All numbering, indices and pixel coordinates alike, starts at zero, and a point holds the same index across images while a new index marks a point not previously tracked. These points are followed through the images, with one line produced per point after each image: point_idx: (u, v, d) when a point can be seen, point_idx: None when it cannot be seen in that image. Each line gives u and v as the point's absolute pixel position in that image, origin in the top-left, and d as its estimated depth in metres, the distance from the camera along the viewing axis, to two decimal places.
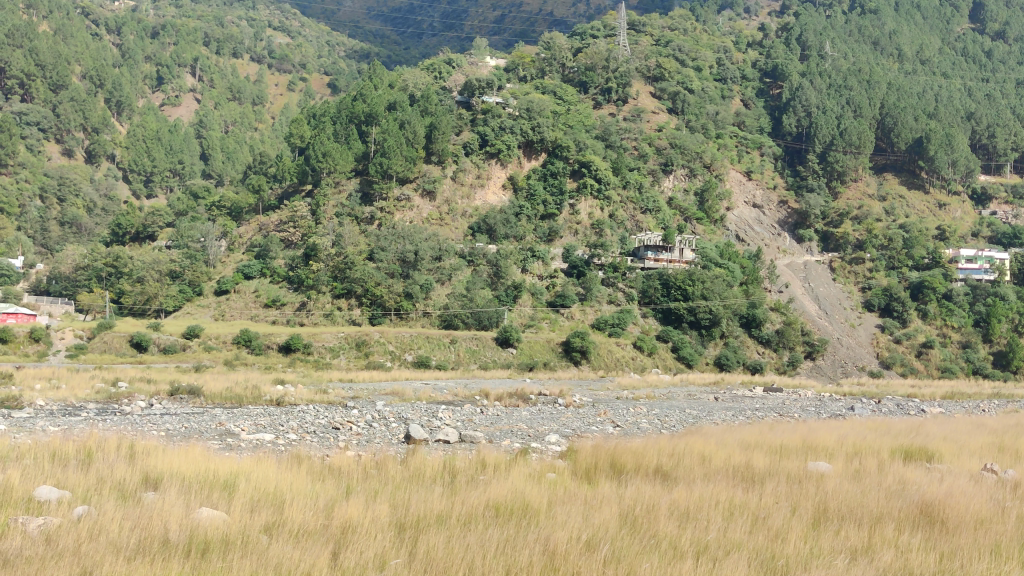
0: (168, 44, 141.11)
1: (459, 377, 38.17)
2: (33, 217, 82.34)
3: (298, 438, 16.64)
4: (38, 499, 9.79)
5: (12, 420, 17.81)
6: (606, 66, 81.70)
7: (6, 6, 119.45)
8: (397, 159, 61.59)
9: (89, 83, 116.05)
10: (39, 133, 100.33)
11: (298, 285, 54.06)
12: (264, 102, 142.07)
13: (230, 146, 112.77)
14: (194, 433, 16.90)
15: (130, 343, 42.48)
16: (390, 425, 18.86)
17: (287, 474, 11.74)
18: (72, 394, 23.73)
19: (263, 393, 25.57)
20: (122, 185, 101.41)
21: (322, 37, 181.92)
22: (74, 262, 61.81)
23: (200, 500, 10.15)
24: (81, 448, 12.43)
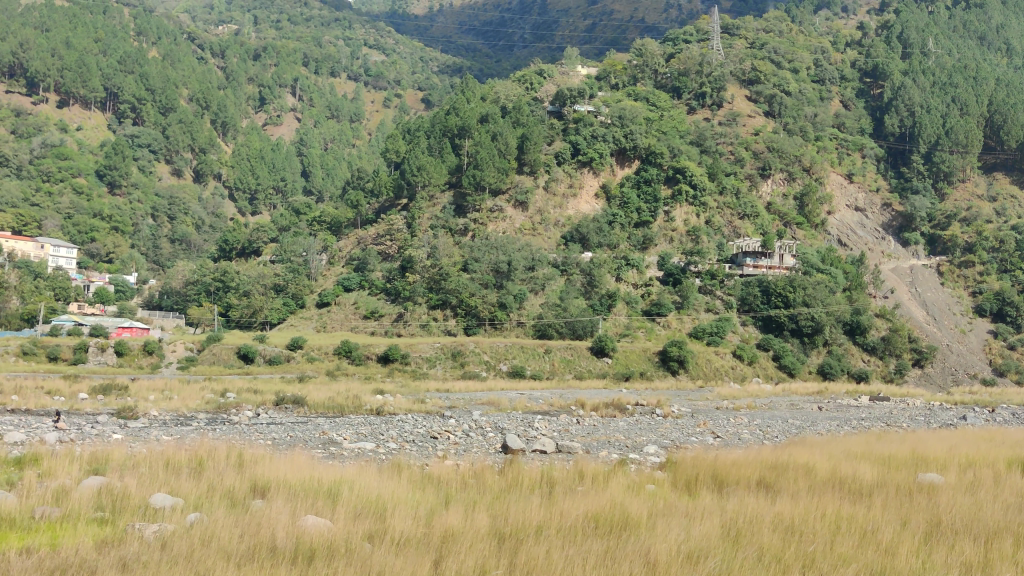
0: (270, 65, 145.83)
1: (555, 386, 38.05)
2: (146, 235, 86.63)
3: (398, 447, 16.89)
4: (155, 506, 10.20)
5: (129, 430, 18.60)
6: (700, 70, 80.69)
7: (119, 33, 125.84)
8: (490, 171, 62.15)
9: (196, 106, 120.67)
10: (150, 154, 104.98)
11: (395, 296, 55.01)
12: (361, 119, 145.26)
13: (330, 163, 115.66)
14: (299, 441, 17.37)
15: (237, 355, 43.92)
16: (488, 435, 18.93)
17: (390, 483, 11.90)
18: (184, 404, 24.65)
19: (364, 402, 26.10)
20: (229, 203, 105.13)
21: (416, 53, 185.05)
22: (185, 277, 64.24)
23: (304, 508, 10.36)
24: (193, 458, 12.87)
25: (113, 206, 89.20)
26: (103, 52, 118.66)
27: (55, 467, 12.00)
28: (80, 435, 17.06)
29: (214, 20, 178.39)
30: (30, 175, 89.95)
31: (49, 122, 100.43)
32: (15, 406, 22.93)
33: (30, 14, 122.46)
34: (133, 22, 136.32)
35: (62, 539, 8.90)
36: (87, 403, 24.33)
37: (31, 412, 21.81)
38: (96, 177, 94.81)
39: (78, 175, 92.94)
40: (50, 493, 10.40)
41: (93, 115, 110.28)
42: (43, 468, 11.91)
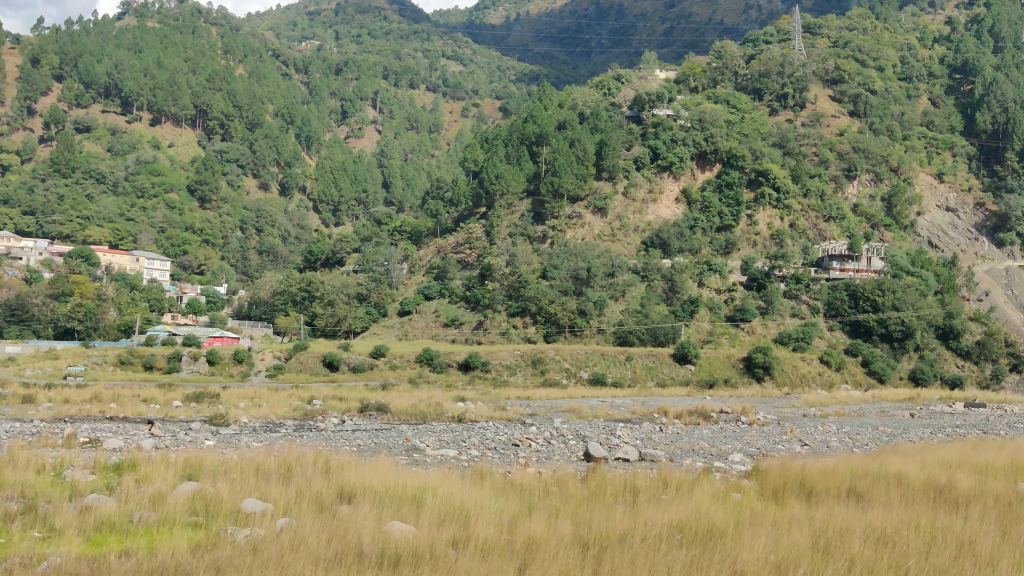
0: (352, 79, 148.88)
1: (637, 394, 37.68)
2: (234, 247, 88.90)
3: (480, 453, 16.99)
4: (246, 511, 10.45)
5: (221, 436, 19.15)
6: (781, 71, 79.11)
7: (207, 52, 129.80)
8: (568, 178, 62.11)
9: (281, 120, 123.66)
10: (238, 169, 107.91)
11: (475, 304, 55.35)
12: (440, 129, 146.78)
13: (409, 174, 117.04)
14: (383, 448, 17.61)
15: (323, 363, 44.78)
16: (569, 443, 18.89)
17: (474, 489, 11.97)
18: (273, 412, 25.17)
19: (446, 409, 26.29)
20: (313, 215, 107.36)
21: (493, 62, 186.13)
22: (272, 288, 65.75)
23: (390, 514, 10.49)
24: (281, 463, 13.17)
25: (203, 219, 92.08)
26: (192, 71, 122.47)
27: (151, 472, 12.41)
28: (175, 441, 17.66)
29: (297, 37, 182.73)
30: (126, 191, 93.39)
31: (143, 140, 104.14)
32: (112, 414, 23.81)
33: (124, 36, 127.34)
34: (220, 40, 140.37)
35: (159, 542, 9.21)
36: (180, 411, 25.11)
37: (128, 419, 22.67)
38: (187, 192, 97.79)
39: (170, 190, 96.06)
40: (146, 497, 10.76)
41: (184, 133, 113.88)
42: (140, 474, 12.34)
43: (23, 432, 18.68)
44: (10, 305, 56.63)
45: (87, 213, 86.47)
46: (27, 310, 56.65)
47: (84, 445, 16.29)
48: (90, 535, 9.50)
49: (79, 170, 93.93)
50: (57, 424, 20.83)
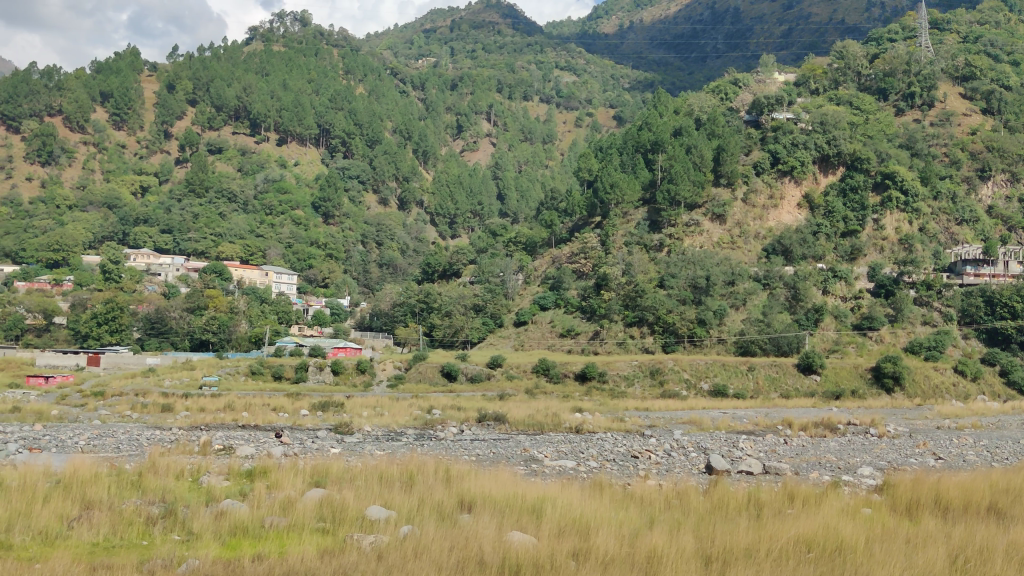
0: (467, 93, 151.28)
1: (760, 406, 36.68)
2: (356, 260, 91.43)
3: (598, 465, 16.90)
4: (372, 518, 10.71)
5: (347, 444, 19.79)
6: (907, 69, 76.11)
7: (330, 73, 134.23)
8: (685, 185, 61.47)
9: (400, 137, 126.52)
10: (359, 185, 110.59)
11: (591, 314, 55.14)
12: (554, 140, 147.51)
13: (524, 185, 118.10)
14: (502, 458, 17.76)
15: (441, 373, 45.42)
16: (690, 455, 18.56)
17: (594, 501, 11.93)
18: (394, 420, 25.73)
19: (564, 420, 26.29)
20: (430, 228, 109.57)
21: (607, 71, 185.50)
22: (392, 299, 67.05)
23: (510, 523, 10.58)
24: (404, 471, 13.45)
25: (327, 234, 95.13)
26: (315, 92, 126.62)
27: (281, 478, 12.89)
28: (302, 449, 18.29)
29: (414, 55, 186.97)
30: (255, 209, 97.32)
31: (270, 159, 108.26)
32: (245, 422, 24.81)
33: (252, 60, 132.54)
34: (341, 61, 144.63)
35: (288, 547, 9.52)
36: (308, 419, 25.92)
37: (259, 427, 23.56)
38: (312, 209, 100.93)
39: (296, 208, 99.33)
40: (276, 503, 11.17)
41: (308, 151, 117.90)
42: (271, 480, 12.80)
43: (161, 439, 19.67)
44: (151, 318, 59.47)
45: (220, 230, 90.41)
46: (166, 323, 59.29)
47: (218, 452, 16.99)
48: (226, 539, 9.95)
49: (211, 189, 98.22)
50: (194, 432, 21.85)
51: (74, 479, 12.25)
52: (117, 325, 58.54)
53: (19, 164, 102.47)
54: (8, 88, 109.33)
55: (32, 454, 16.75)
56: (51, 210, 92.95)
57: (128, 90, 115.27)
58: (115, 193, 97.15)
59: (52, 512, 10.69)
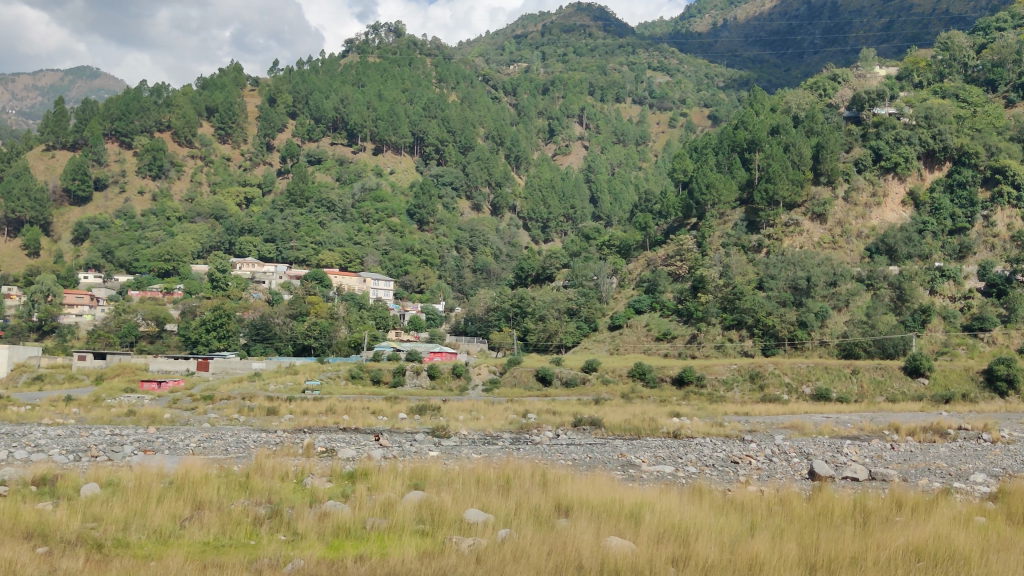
0: (559, 97, 151.62)
1: (864, 410, 35.61)
2: (451, 266, 92.61)
3: (697, 471, 16.65)
4: (470, 521, 10.80)
5: (444, 448, 20.04)
6: (1018, 59, 72.97)
7: (423, 82, 136.09)
8: (783, 185, 60.11)
9: (492, 142, 127.39)
10: (453, 191, 111.52)
11: (687, 317, 54.49)
12: (647, 142, 146.81)
13: (617, 188, 118.82)
14: (599, 463, 17.68)
15: (536, 377, 45.51)
16: (792, 461, 18.15)
17: (694, 507, 11.76)
18: (490, 425, 25.90)
19: (661, 424, 26.02)
20: (523, 232, 110.05)
21: (701, 71, 183.18)
22: (486, 304, 67.48)
23: (608, 529, 10.53)
24: (501, 475, 13.53)
25: (422, 241, 96.52)
26: (410, 101, 128.71)
27: (381, 481, 13.11)
28: (401, 452, 18.55)
29: (506, 60, 188.28)
30: (353, 218, 99.53)
31: (367, 169, 110.46)
32: (346, 425, 25.41)
33: (348, 72, 135.21)
34: (434, 69, 146.20)
35: (389, 549, 9.69)
36: (406, 423, 26.38)
37: (359, 430, 24.13)
38: (408, 216, 102.49)
39: (392, 215, 101.02)
40: (378, 506, 11.36)
41: (404, 159, 119.82)
42: (372, 482, 13.04)
43: (268, 442, 20.29)
44: (256, 325, 61.60)
45: (320, 238, 92.91)
46: (270, 330, 61.45)
47: (321, 454, 17.47)
48: (329, 540, 10.18)
49: (312, 200, 100.51)
50: (297, 435, 22.45)
51: (185, 480, 12.73)
52: (225, 331, 60.55)
53: (132, 178, 106.00)
54: (121, 106, 111.74)
55: (147, 454, 17.52)
56: (162, 222, 96.51)
57: (232, 104, 118.84)
58: (221, 204, 100.33)
59: (167, 512, 11.14)
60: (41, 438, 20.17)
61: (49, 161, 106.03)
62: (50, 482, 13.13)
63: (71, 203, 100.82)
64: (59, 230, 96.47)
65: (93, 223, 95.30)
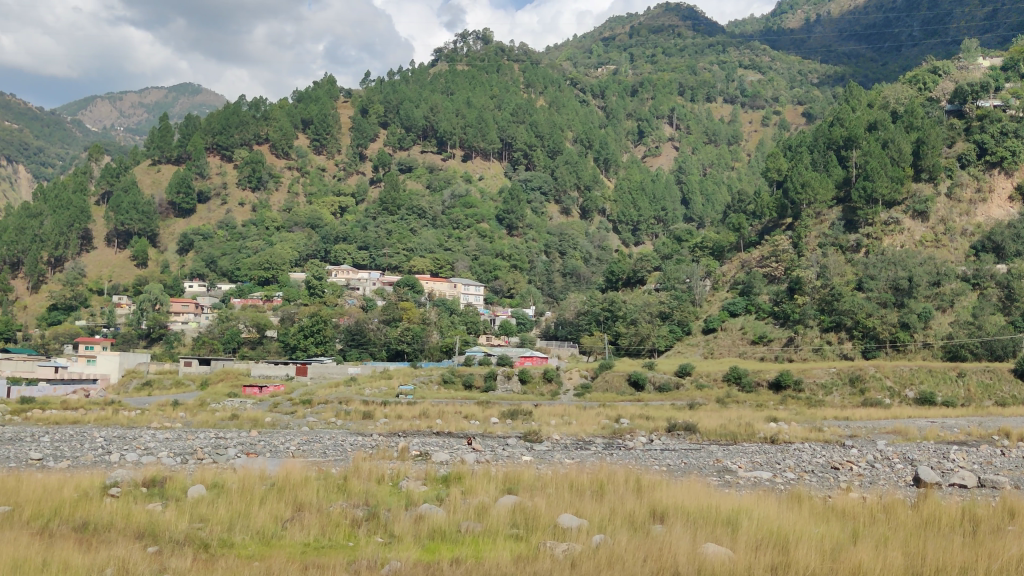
0: (648, 98, 150.57)
1: (973, 415, 34.26)
2: (540, 270, 93.02)
3: (796, 477, 16.28)
4: (563, 525, 10.81)
5: (537, 452, 20.10)
6: None
7: (511, 88, 136.70)
8: (882, 182, 58.72)
9: (581, 146, 127.07)
10: (542, 196, 111.16)
11: (784, 319, 53.37)
12: (739, 141, 144.66)
13: (709, 189, 118.43)
14: (694, 468, 17.42)
15: (629, 382, 45.15)
16: (896, 467, 17.57)
17: (793, 514, 11.51)
18: (582, 429, 25.82)
19: (758, 430, 25.50)
20: (614, 235, 109.58)
21: (794, 67, 179.25)
22: (577, 308, 67.27)
23: (704, 535, 10.38)
24: (595, 480, 13.49)
25: (512, 245, 97.02)
26: (498, 107, 129.64)
27: (475, 484, 13.24)
28: (494, 456, 18.66)
29: (594, 63, 187.86)
30: (444, 224, 100.69)
31: (456, 175, 111.65)
32: (440, 429, 25.70)
33: (437, 81, 136.77)
34: (522, 75, 146.64)
35: (484, 552, 9.78)
36: (498, 427, 26.53)
37: (452, 434, 24.40)
38: (497, 221, 103.01)
39: (482, 221, 101.76)
40: (473, 509, 11.48)
41: (492, 165, 120.70)
42: (466, 487, 13.17)
43: (364, 445, 20.70)
44: (351, 330, 62.68)
45: (412, 245, 94.46)
46: (365, 335, 62.09)
47: (415, 458, 17.71)
48: (425, 542, 10.31)
49: (403, 207, 101.78)
50: (392, 439, 22.79)
51: (286, 483, 13.07)
52: (321, 337, 61.81)
53: (233, 190, 109.27)
54: (221, 120, 115.40)
55: (250, 457, 18.07)
56: (261, 232, 99.24)
57: (326, 116, 121.52)
58: (317, 214, 102.63)
59: (270, 512, 11.47)
60: (151, 441, 21.01)
61: (155, 175, 110.20)
62: (159, 483, 13.66)
63: (176, 215, 104.67)
64: (164, 241, 100.17)
65: (196, 234, 98.68)
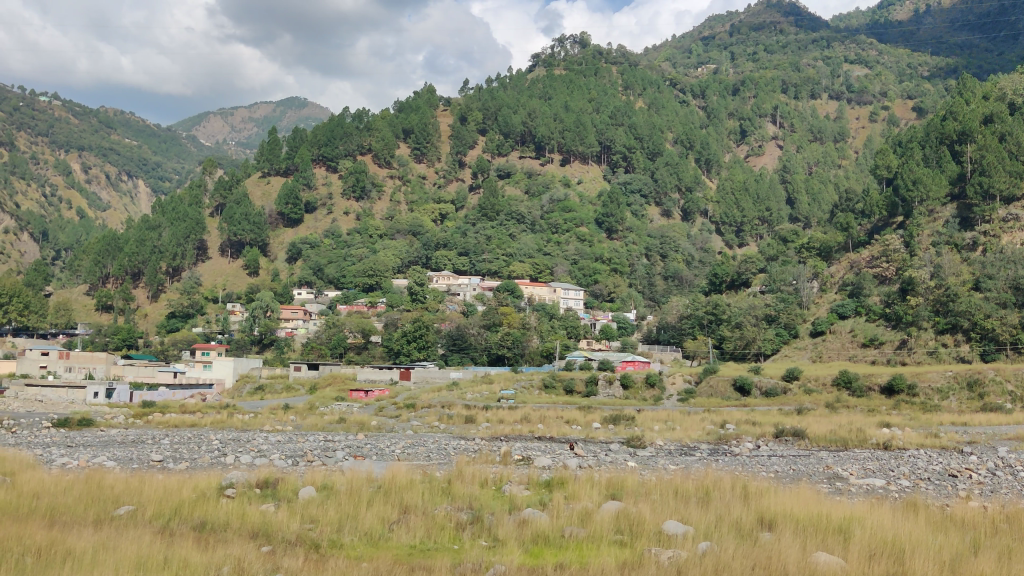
0: (750, 97, 147.97)
1: None
2: (641, 273, 92.46)
3: (911, 485, 15.69)
4: (669, 533, 10.68)
5: (640, 457, 19.99)
6: None
7: (610, 91, 136.29)
8: (998, 176, 57.15)
9: (681, 147, 125.70)
10: (642, 199, 110.03)
11: (896, 322, 51.57)
12: (846, 138, 140.47)
13: (815, 187, 115.45)
14: (803, 475, 16.99)
15: (734, 387, 44.30)
16: (1019, 475, 16.74)
17: (908, 523, 11.11)
18: (686, 435, 25.51)
19: (870, 436, 24.72)
20: (717, 237, 108.09)
21: (903, 61, 173.06)
22: (679, 312, 66.35)
23: (815, 544, 10.11)
24: (701, 487, 13.30)
25: (612, 249, 96.60)
26: (597, 110, 129.43)
27: (579, 490, 13.21)
28: (597, 461, 18.61)
29: (694, 63, 185.73)
30: (543, 228, 101.00)
31: (555, 180, 111.79)
32: (541, 433, 25.78)
33: (536, 86, 137.14)
34: (621, 77, 145.92)
35: (588, 558, 9.74)
36: (601, 432, 26.44)
37: (554, 439, 24.42)
38: (597, 225, 102.51)
39: (581, 224, 101.56)
40: (576, 514, 11.47)
41: (591, 169, 120.38)
42: (570, 491, 13.17)
43: (467, 449, 20.94)
44: (453, 335, 63.47)
45: (511, 250, 95.29)
46: (466, 340, 62.88)
47: (518, 462, 17.83)
48: (528, 546, 10.34)
49: (503, 213, 102.51)
50: (494, 442, 23.03)
51: (392, 485, 13.34)
52: (424, 342, 62.45)
53: (338, 200, 111.81)
54: (327, 132, 118.51)
55: (357, 460, 18.50)
56: (365, 240, 101.31)
57: (426, 125, 123.48)
58: (418, 221, 104.24)
59: (377, 515, 11.68)
60: (263, 443, 21.73)
61: (265, 187, 113.79)
62: (271, 485, 14.11)
63: (285, 225, 107.78)
64: (275, 250, 103.26)
65: (305, 243, 101.24)
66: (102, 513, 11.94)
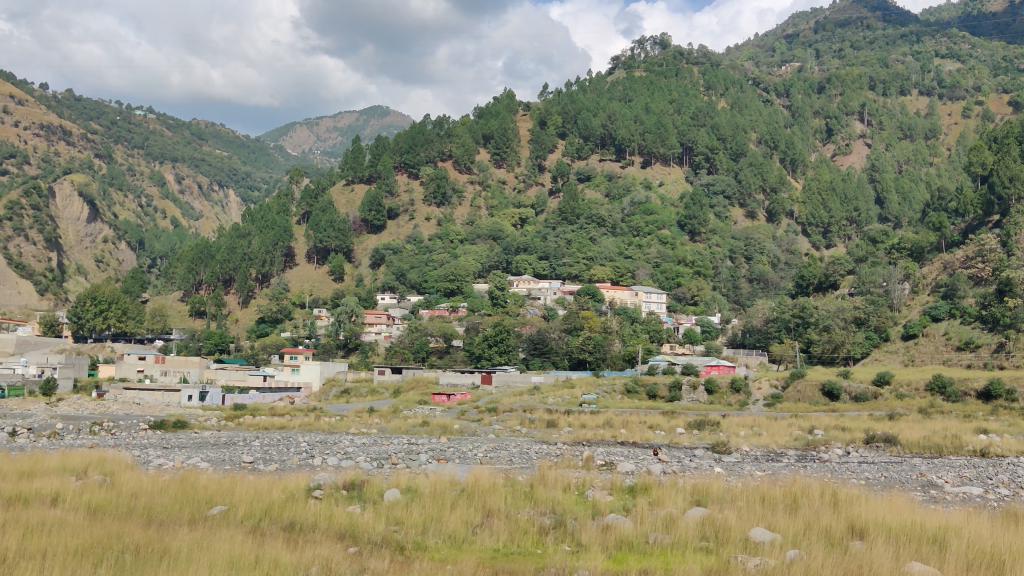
0: (836, 95, 144.20)
1: None
2: (726, 276, 91.04)
3: (1010, 493, 15.09)
4: (755, 539, 10.50)
5: (724, 463, 19.73)
6: None
7: (691, 91, 134.61)
8: None
9: (765, 147, 123.57)
10: (725, 200, 108.44)
11: (992, 324, 49.63)
12: (938, 135, 136.22)
13: (906, 185, 113.32)
14: (895, 483, 16.46)
15: (822, 392, 43.24)
16: None
17: (1009, 533, 10.69)
18: (773, 440, 25.05)
19: (967, 442, 23.87)
20: (803, 238, 105.79)
21: (998, 53, 166.92)
22: (765, 315, 65.15)
23: (909, 554, 9.81)
24: (788, 493, 13.02)
25: (694, 252, 95.44)
26: (678, 111, 128.10)
27: (663, 496, 13.09)
28: (681, 467, 18.41)
29: (777, 61, 182.02)
30: (624, 231, 100.70)
31: (636, 182, 111.09)
32: (624, 438, 25.63)
33: (616, 89, 136.42)
34: (702, 77, 143.57)
35: (674, 565, 9.64)
36: (684, 437, 26.09)
37: (637, 444, 24.29)
38: (678, 227, 101.47)
39: (663, 227, 100.99)
40: (660, 520, 11.38)
41: (673, 170, 119.05)
42: (654, 497, 13.04)
43: (549, 453, 20.95)
44: (534, 339, 63.57)
45: (591, 254, 95.12)
46: (547, 344, 62.98)
47: (600, 467, 17.75)
48: (612, 552, 10.27)
49: (583, 216, 101.92)
50: (576, 447, 23.03)
51: (476, 488, 13.45)
52: (505, 346, 62.64)
53: (420, 206, 112.94)
54: (407, 140, 119.89)
55: (440, 463, 18.71)
56: (446, 245, 102.28)
57: (506, 129, 123.91)
58: (498, 225, 104.71)
59: (461, 518, 11.79)
60: (349, 446, 22.19)
61: (349, 196, 115.68)
62: (357, 486, 14.40)
63: (368, 231, 109.26)
64: (359, 256, 104.85)
65: (387, 248, 102.22)
66: (196, 513, 12.31)
